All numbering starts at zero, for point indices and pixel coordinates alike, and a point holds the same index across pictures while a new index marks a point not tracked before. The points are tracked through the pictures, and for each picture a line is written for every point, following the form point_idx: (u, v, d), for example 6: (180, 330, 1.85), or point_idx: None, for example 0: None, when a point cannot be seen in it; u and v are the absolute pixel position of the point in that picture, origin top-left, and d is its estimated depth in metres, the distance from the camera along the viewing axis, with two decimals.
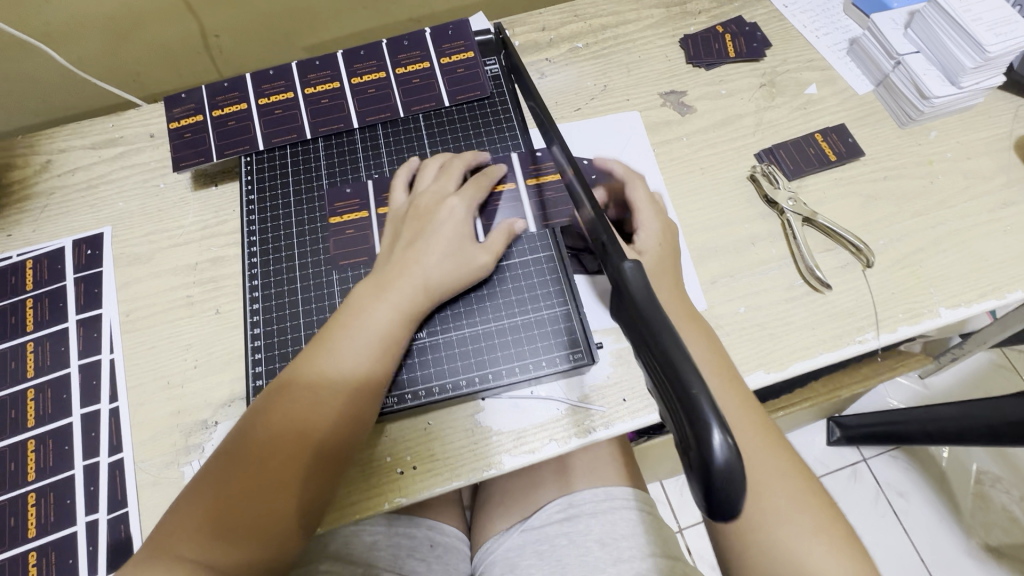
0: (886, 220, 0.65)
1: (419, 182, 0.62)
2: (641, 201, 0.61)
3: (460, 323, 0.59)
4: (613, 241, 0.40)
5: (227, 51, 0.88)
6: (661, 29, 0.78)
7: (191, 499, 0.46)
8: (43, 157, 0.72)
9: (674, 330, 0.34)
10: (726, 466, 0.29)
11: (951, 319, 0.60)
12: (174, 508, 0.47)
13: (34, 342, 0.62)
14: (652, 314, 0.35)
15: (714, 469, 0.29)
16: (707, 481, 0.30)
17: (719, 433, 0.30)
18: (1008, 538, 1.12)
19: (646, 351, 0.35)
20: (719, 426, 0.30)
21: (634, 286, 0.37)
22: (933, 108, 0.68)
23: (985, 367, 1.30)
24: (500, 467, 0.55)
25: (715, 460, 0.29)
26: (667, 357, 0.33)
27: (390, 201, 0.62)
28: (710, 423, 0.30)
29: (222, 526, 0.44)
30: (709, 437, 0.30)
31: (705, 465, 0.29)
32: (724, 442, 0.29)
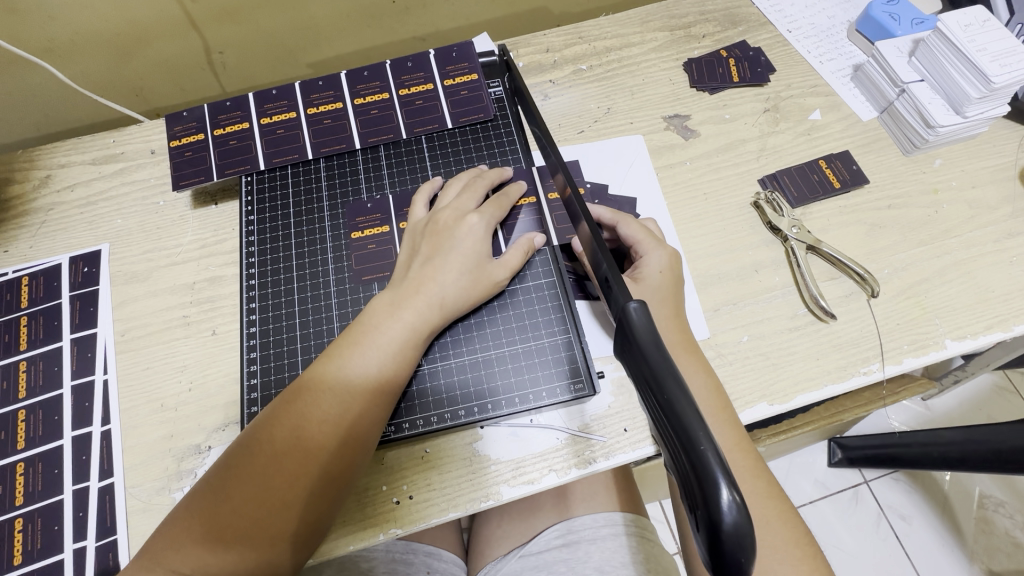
0: (891, 248, 0.65)
1: (440, 199, 0.61)
2: (638, 235, 0.60)
3: (459, 350, 0.58)
4: (617, 278, 0.40)
5: (231, 67, 0.88)
6: (666, 52, 0.78)
7: (190, 506, 0.46)
8: (43, 172, 0.72)
9: (680, 379, 0.33)
10: (734, 527, 0.29)
11: (956, 351, 0.60)
12: (173, 515, 0.46)
13: (27, 361, 0.61)
14: (658, 361, 0.34)
15: (723, 531, 0.29)
16: (715, 542, 0.29)
17: (728, 492, 0.29)
18: (1012, 564, 1.10)
19: (653, 398, 0.34)
20: (727, 484, 0.30)
21: (640, 329, 0.36)
22: (937, 136, 0.67)
23: (987, 389, 1.29)
24: (498, 499, 0.53)
25: (723, 521, 0.29)
26: (673, 409, 0.32)
27: (410, 216, 0.62)
28: (718, 481, 0.29)
29: (218, 540, 0.44)
30: (717, 496, 0.29)
31: (714, 525, 0.29)
32: (732, 500, 0.29)
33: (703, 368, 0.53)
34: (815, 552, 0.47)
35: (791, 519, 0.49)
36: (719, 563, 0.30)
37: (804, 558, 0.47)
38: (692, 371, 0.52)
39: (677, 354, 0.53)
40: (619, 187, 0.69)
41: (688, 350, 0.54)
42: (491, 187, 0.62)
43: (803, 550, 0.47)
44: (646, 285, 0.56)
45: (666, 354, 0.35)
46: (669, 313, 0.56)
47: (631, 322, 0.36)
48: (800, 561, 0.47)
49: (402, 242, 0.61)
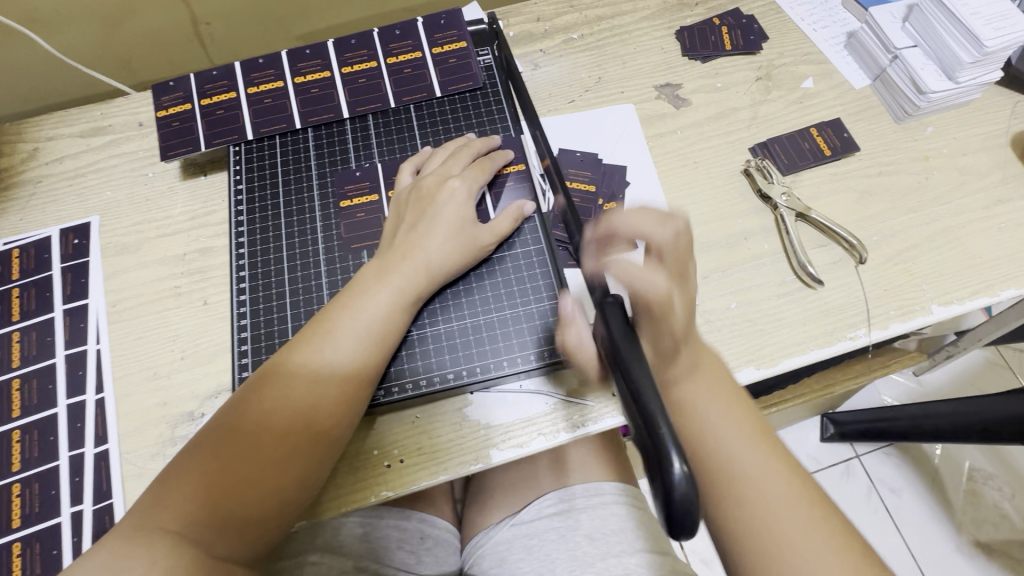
0: (880, 216, 0.65)
1: (428, 167, 0.61)
2: None
3: (447, 317, 0.58)
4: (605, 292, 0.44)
5: (218, 39, 0.87)
6: (658, 20, 0.77)
7: (179, 468, 0.46)
8: (31, 145, 0.71)
9: (645, 364, 0.35)
10: (683, 493, 0.30)
11: (942, 316, 0.60)
12: (159, 477, 0.46)
13: (20, 331, 0.61)
14: (628, 350, 0.36)
15: (673, 496, 0.30)
16: (664, 502, 0.30)
17: (679, 462, 0.30)
18: (999, 534, 1.13)
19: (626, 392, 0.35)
20: (678, 454, 0.31)
21: (618, 333, 0.37)
22: (929, 103, 0.67)
23: (979, 364, 1.30)
24: (487, 462, 0.54)
25: (675, 490, 0.30)
26: (637, 390, 0.34)
27: (397, 183, 0.62)
28: (671, 450, 0.30)
29: (208, 499, 0.44)
30: (669, 464, 0.30)
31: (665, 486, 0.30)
32: (684, 471, 0.30)
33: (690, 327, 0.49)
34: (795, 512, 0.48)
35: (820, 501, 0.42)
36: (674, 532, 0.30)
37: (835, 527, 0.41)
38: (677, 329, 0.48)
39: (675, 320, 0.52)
40: (609, 157, 0.69)
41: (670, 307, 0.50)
42: (478, 154, 0.62)
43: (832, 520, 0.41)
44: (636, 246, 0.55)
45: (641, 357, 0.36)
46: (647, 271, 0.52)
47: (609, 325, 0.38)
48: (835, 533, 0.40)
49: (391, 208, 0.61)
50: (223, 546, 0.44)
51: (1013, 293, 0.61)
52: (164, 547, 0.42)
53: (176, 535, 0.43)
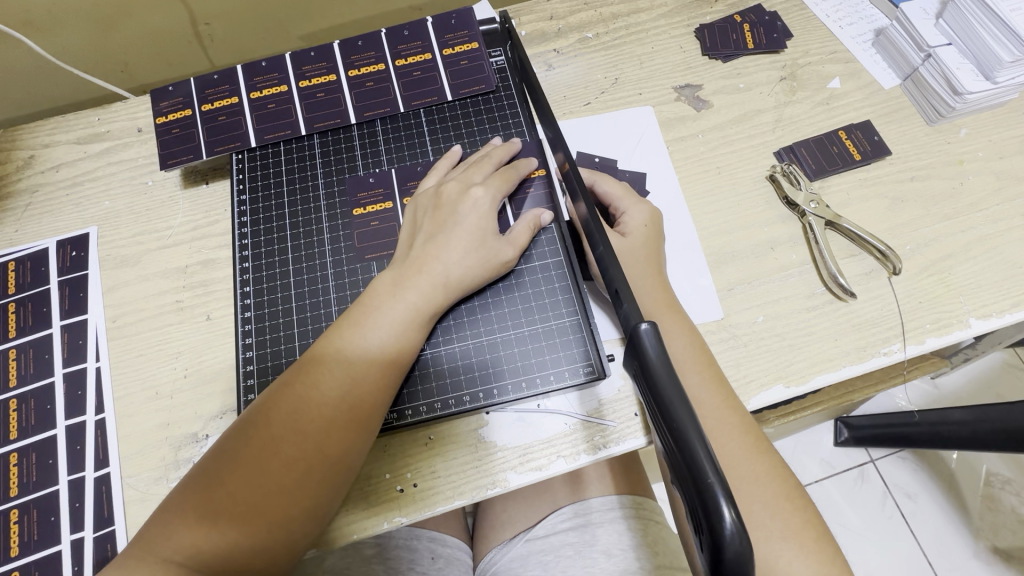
0: (913, 223, 0.62)
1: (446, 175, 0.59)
2: (615, 193, 0.59)
3: (464, 333, 0.55)
4: (628, 293, 0.39)
5: (219, 39, 0.84)
6: (676, 18, 0.74)
7: (183, 495, 0.44)
8: (26, 152, 0.69)
9: (688, 400, 0.32)
10: (733, 545, 0.27)
11: (981, 330, 0.57)
12: (164, 505, 0.45)
13: (17, 349, 0.59)
14: (668, 382, 0.32)
15: (724, 552, 0.27)
16: (715, 558, 0.28)
17: (728, 510, 0.28)
18: (1017, 541, 1.10)
19: (664, 425, 0.32)
20: (728, 501, 0.28)
21: (653, 358, 0.33)
22: (965, 105, 0.64)
23: (998, 367, 1.28)
24: (505, 486, 0.52)
25: (726, 543, 0.27)
26: (680, 429, 0.30)
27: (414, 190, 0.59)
28: (719, 498, 0.28)
29: (211, 530, 0.42)
30: (719, 514, 0.28)
31: (715, 542, 0.28)
32: (735, 522, 0.28)
33: (686, 327, 0.53)
34: (819, 538, 0.45)
35: (791, 493, 0.47)
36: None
37: (796, 513, 0.46)
38: (675, 329, 0.52)
39: (660, 314, 0.53)
40: (628, 163, 0.66)
41: (670, 309, 0.53)
42: (498, 162, 0.59)
43: (794, 504, 0.46)
44: (631, 240, 0.56)
45: (681, 386, 0.32)
46: (652, 271, 0.55)
47: (642, 347, 0.34)
48: (793, 517, 0.46)
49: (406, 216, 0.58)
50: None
51: None
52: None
53: (180, 566, 0.41)
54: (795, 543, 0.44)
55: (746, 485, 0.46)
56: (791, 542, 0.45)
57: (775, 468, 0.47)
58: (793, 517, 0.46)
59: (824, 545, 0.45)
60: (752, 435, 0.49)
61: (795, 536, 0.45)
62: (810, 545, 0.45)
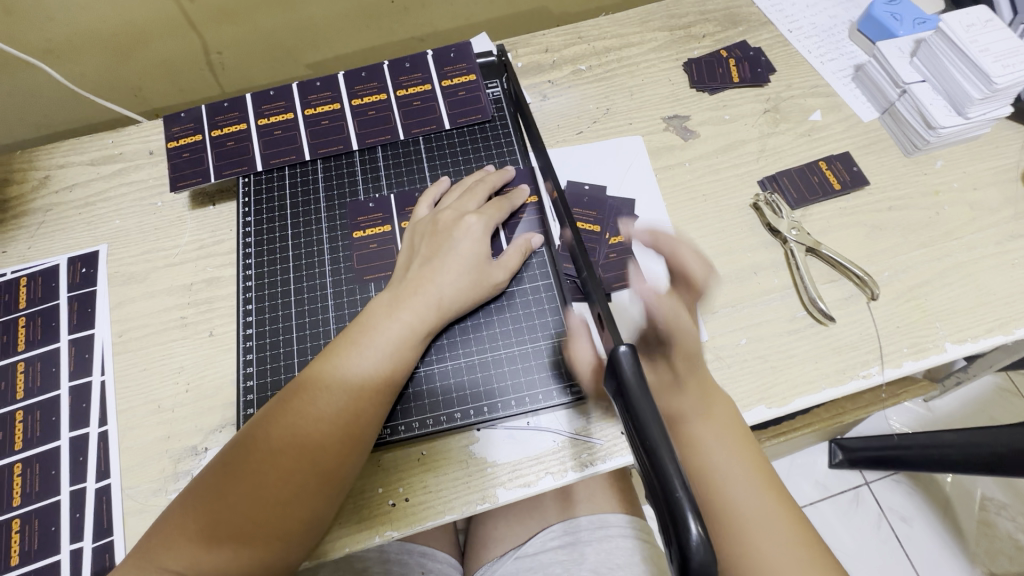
0: (891, 251, 0.64)
1: (443, 201, 0.62)
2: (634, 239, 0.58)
3: (455, 352, 0.58)
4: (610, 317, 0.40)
5: (230, 68, 0.88)
6: (665, 52, 0.78)
7: (184, 507, 0.46)
8: (42, 172, 0.72)
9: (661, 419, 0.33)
10: (702, 560, 0.29)
11: (957, 354, 0.59)
12: (166, 515, 0.46)
13: (25, 362, 0.61)
14: (642, 402, 0.34)
15: (691, 566, 0.29)
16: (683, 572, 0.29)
17: (696, 525, 0.29)
18: (1014, 567, 1.10)
19: (638, 443, 0.34)
20: (695, 517, 0.30)
21: (630, 378, 0.35)
22: (939, 138, 0.67)
23: (990, 391, 1.29)
24: (494, 502, 0.53)
25: (692, 556, 0.29)
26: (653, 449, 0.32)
27: (413, 214, 0.62)
28: (688, 514, 0.29)
29: (210, 542, 0.44)
30: (687, 528, 0.29)
31: (682, 557, 0.29)
32: (700, 536, 0.29)
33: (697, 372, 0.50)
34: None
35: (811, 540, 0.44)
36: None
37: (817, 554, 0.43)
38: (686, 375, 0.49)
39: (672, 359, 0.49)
40: (617, 189, 0.69)
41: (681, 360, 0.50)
42: (492, 189, 0.62)
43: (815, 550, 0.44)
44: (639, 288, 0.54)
45: (655, 406, 0.34)
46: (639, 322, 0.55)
47: (621, 368, 0.36)
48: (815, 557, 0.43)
49: (403, 240, 0.61)
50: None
51: None
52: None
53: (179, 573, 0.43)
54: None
55: (771, 536, 0.44)
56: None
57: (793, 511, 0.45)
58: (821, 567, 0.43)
59: None
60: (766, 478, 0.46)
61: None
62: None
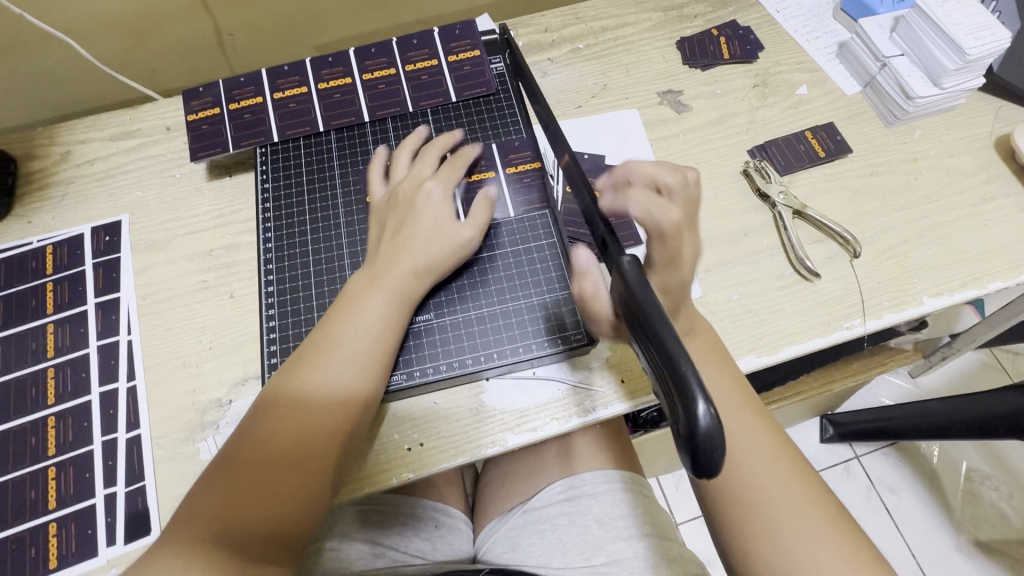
0: (873, 213, 0.68)
1: (395, 174, 0.64)
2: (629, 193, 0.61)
3: (465, 307, 0.61)
4: (613, 239, 0.44)
5: (240, 48, 0.91)
6: (660, 31, 0.82)
7: (200, 488, 0.48)
8: (63, 147, 0.75)
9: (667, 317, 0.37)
10: (708, 432, 0.32)
11: (934, 307, 0.63)
12: (183, 502, 0.48)
13: (54, 323, 0.64)
14: (648, 302, 0.38)
15: (698, 435, 0.32)
16: (692, 446, 0.33)
17: (703, 401, 0.32)
18: (997, 533, 1.15)
19: (648, 342, 0.37)
20: (703, 398, 0.33)
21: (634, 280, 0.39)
22: (917, 108, 0.71)
23: (973, 365, 1.34)
24: (503, 445, 0.57)
25: (700, 428, 0.32)
26: (662, 344, 0.35)
27: (370, 194, 0.64)
28: (695, 395, 0.33)
29: (231, 514, 0.46)
30: (694, 407, 0.32)
31: (690, 432, 0.32)
32: (707, 411, 0.32)
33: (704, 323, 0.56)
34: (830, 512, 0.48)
35: (804, 476, 0.50)
36: (699, 465, 0.33)
37: (819, 502, 0.49)
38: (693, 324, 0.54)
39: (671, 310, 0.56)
40: (615, 159, 0.72)
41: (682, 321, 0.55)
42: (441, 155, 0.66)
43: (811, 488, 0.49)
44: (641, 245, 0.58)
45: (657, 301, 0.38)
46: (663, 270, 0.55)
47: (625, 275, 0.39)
48: (818, 507, 0.48)
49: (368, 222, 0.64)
50: (257, 547, 0.45)
51: (1000, 285, 0.64)
52: (199, 555, 0.43)
53: (207, 545, 0.44)
54: (824, 532, 0.47)
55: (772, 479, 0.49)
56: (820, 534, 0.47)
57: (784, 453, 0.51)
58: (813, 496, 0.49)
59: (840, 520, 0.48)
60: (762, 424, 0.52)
61: (820, 516, 0.48)
62: (836, 532, 0.47)
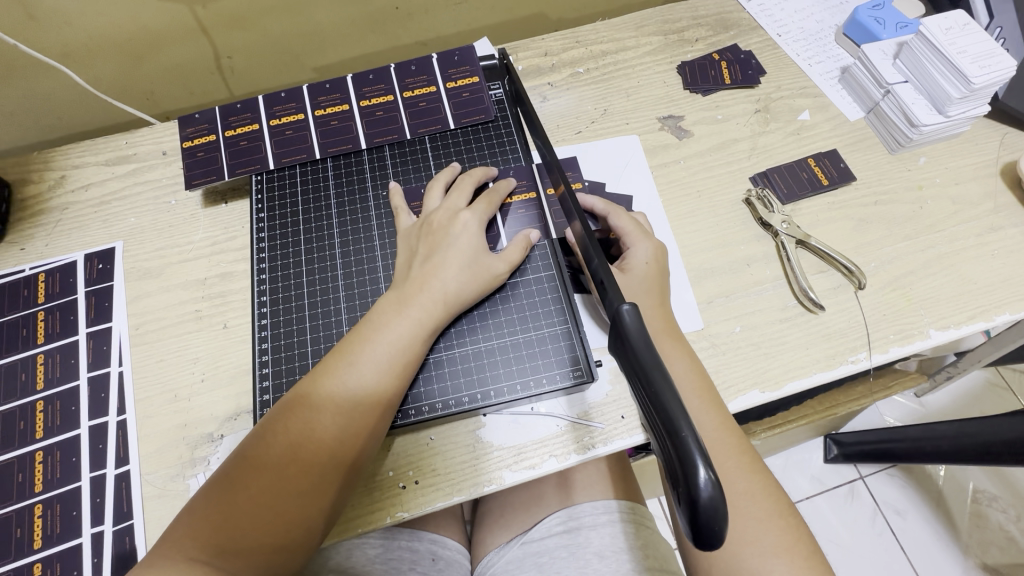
0: (877, 243, 0.67)
1: (429, 202, 0.64)
2: (628, 228, 0.63)
3: (463, 341, 0.60)
4: (612, 281, 0.43)
5: (239, 71, 0.91)
6: (659, 55, 0.81)
7: (204, 502, 0.47)
8: (58, 173, 0.74)
9: (666, 373, 0.36)
10: (709, 503, 0.31)
11: (940, 340, 0.62)
12: (184, 511, 0.47)
13: (44, 354, 0.63)
14: (646, 356, 0.37)
15: (699, 505, 0.31)
16: (693, 513, 0.32)
17: (704, 470, 0.32)
18: (1006, 558, 1.12)
19: (645, 397, 0.36)
20: (705, 464, 0.32)
21: (632, 331, 0.38)
22: (921, 135, 0.70)
23: (980, 385, 1.32)
24: (500, 483, 0.56)
25: (700, 497, 0.31)
26: (660, 403, 0.35)
27: (398, 223, 0.64)
28: (696, 460, 0.32)
29: (231, 534, 0.45)
30: (695, 474, 0.32)
31: (691, 499, 0.32)
32: (709, 478, 0.32)
33: (687, 353, 0.56)
34: (808, 553, 0.48)
35: (783, 514, 0.50)
36: (699, 534, 0.32)
37: (789, 529, 0.49)
38: (676, 355, 0.55)
39: (662, 340, 0.56)
40: (615, 186, 0.71)
41: (671, 337, 0.57)
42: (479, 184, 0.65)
43: (787, 522, 0.49)
44: (633, 275, 0.60)
45: (656, 356, 0.37)
46: (655, 303, 0.59)
47: (623, 325, 0.39)
48: (786, 534, 0.48)
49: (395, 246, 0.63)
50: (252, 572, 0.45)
51: (1007, 317, 0.63)
52: None
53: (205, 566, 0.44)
54: (786, 559, 0.47)
55: (747, 509, 0.49)
56: (782, 558, 0.47)
57: (769, 492, 0.50)
58: (787, 533, 0.48)
59: (815, 562, 0.48)
60: (747, 456, 0.52)
61: (786, 553, 0.47)
62: (801, 562, 0.47)
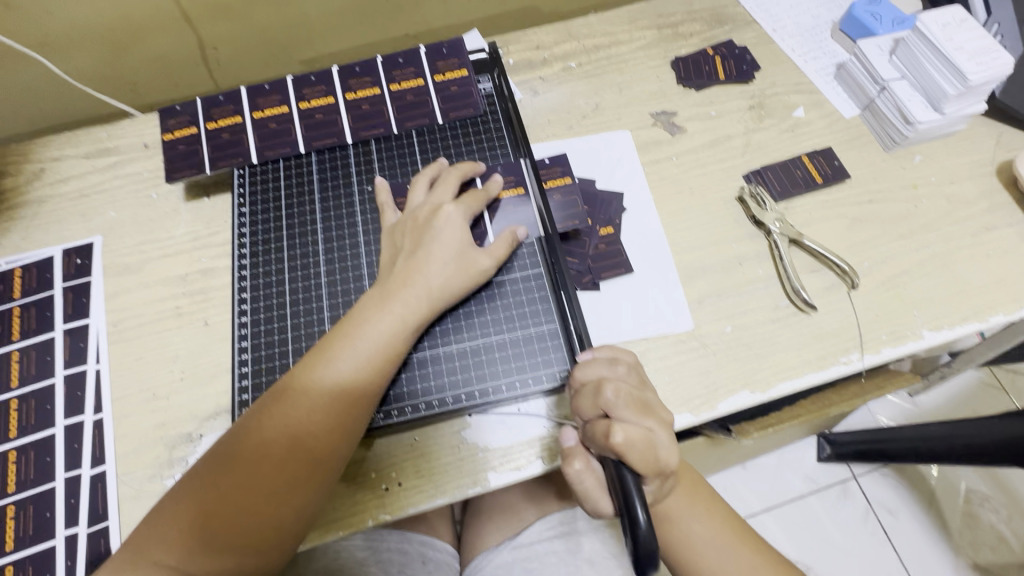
0: (871, 242, 0.66)
1: (413, 198, 0.62)
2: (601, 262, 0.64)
3: (448, 339, 0.59)
4: None
5: (224, 63, 0.89)
6: (653, 50, 0.80)
7: (176, 503, 0.46)
8: (36, 165, 0.72)
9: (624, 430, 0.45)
10: (647, 539, 0.40)
11: (933, 341, 0.61)
12: (156, 510, 0.46)
13: (20, 351, 0.61)
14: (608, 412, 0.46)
15: (638, 539, 0.41)
16: (633, 545, 0.41)
17: (642, 511, 0.42)
18: (997, 558, 1.12)
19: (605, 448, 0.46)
20: (643, 508, 0.42)
21: None
22: (916, 133, 0.69)
23: (973, 385, 1.31)
24: (485, 485, 0.55)
25: (639, 532, 0.41)
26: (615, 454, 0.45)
27: (382, 219, 0.62)
28: (636, 503, 0.42)
29: (204, 535, 0.44)
30: (635, 513, 0.42)
31: (632, 532, 0.41)
32: (645, 519, 0.41)
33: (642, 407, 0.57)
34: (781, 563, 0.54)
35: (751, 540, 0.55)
36: (638, 560, 0.41)
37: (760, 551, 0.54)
38: None
39: None
40: (606, 183, 0.70)
41: None
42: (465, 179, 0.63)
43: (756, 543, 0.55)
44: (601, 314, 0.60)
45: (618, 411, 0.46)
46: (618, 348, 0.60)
47: None
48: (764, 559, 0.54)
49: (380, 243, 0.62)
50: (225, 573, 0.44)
51: (1001, 318, 0.62)
52: None
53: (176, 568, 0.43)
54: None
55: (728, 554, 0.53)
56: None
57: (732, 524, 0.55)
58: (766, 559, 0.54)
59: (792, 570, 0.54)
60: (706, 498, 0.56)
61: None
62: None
